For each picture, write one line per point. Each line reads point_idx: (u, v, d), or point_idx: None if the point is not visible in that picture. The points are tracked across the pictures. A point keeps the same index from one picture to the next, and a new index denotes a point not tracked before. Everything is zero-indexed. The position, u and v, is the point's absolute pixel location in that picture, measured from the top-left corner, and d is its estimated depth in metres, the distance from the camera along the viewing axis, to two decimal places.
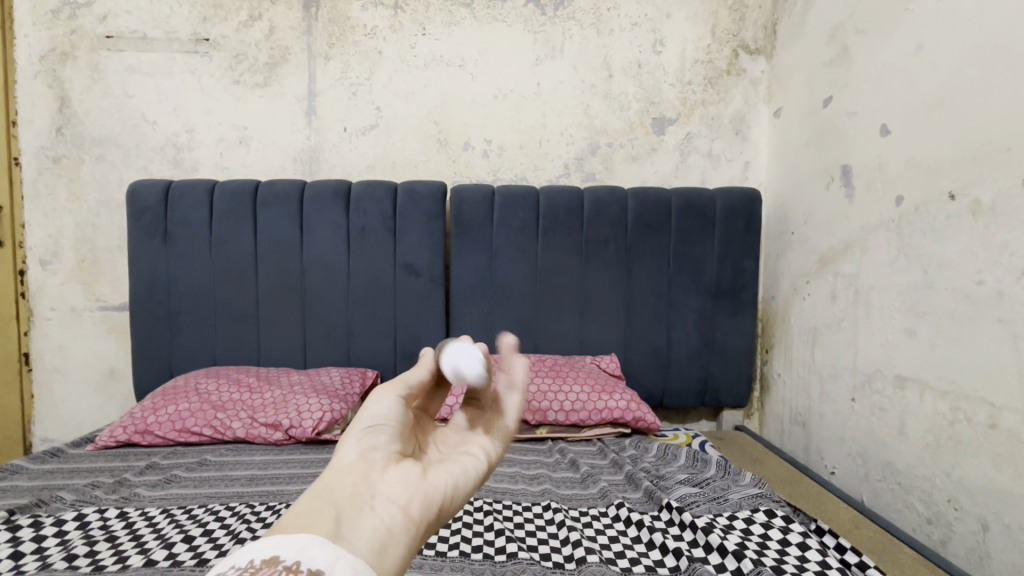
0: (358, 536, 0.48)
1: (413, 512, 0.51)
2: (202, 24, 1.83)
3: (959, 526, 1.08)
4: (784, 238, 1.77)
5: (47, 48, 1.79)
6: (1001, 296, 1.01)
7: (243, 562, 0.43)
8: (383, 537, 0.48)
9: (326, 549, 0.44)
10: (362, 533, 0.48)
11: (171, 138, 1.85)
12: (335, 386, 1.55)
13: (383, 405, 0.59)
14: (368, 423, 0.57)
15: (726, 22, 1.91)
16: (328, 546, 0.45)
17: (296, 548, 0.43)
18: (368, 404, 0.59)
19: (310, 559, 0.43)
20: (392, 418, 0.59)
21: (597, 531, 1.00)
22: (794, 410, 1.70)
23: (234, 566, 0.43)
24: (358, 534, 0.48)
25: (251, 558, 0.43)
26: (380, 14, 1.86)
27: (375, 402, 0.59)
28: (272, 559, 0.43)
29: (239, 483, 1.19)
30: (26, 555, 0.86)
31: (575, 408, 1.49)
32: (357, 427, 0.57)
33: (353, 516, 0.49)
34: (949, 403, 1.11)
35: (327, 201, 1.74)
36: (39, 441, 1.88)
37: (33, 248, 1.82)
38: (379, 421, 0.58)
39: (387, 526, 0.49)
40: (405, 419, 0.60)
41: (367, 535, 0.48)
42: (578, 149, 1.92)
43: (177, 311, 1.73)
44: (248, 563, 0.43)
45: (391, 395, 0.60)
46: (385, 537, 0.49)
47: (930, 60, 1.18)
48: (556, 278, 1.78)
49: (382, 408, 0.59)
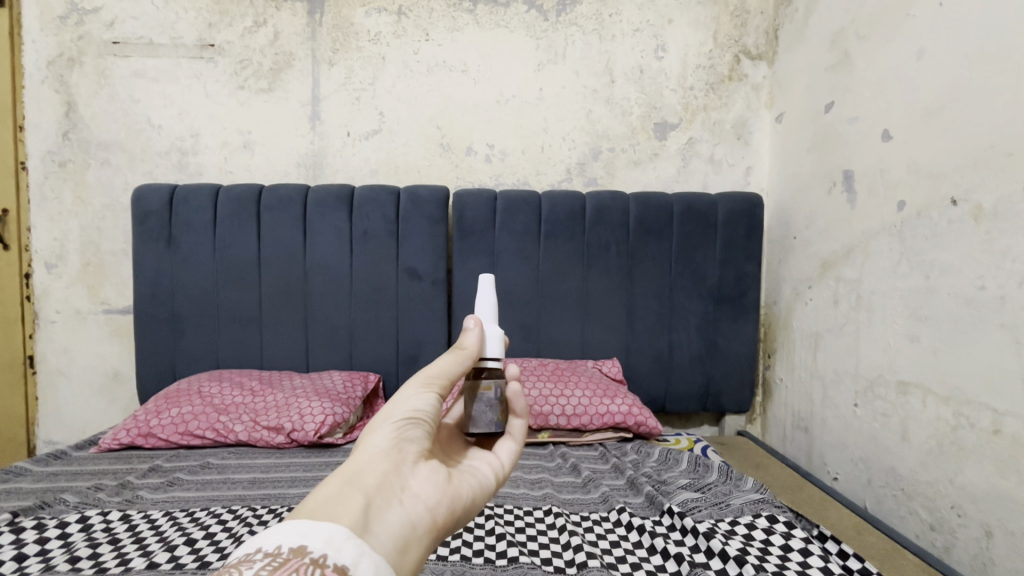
0: (385, 529, 0.48)
1: (437, 515, 0.52)
2: (207, 29, 1.85)
3: (963, 532, 1.08)
4: (786, 243, 1.77)
5: (55, 54, 1.81)
6: (1003, 301, 1.01)
7: (271, 547, 0.43)
8: (406, 534, 0.49)
9: (351, 544, 0.44)
10: (389, 526, 0.48)
11: (176, 143, 1.87)
12: (337, 390, 1.55)
13: (425, 400, 0.58)
14: (408, 414, 0.56)
15: (728, 27, 1.92)
16: (354, 541, 0.45)
17: (324, 539, 0.43)
18: (405, 393, 0.58)
19: (337, 553, 0.43)
20: (430, 415, 0.58)
21: (600, 536, 1.00)
22: (796, 415, 1.70)
23: (261, 549, 0.43)
24: (385, 527, 0.48)
25: (279, 543, 0.43)
26: (384, 20, 1.87)
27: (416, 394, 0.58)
28: (300, 549, 0.43)
29: (241, 486, 1.19)
30: (30, 557, 0.87)
31: (576, 412, 1.49)
32: (397, 413, 0.56)
33: (382, 507, 0.49)
34: (952, 408, 1.11)
35: (331, 206, 1.75)
36: (42, 443, 1.89)
37: (38, 252, 1.84)
38: (419, 416, 0.57)
39: (412, 523, 0.50)
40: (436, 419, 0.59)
41: (394, 529, 0.48)
42: (579, 154, 1.93)
43: (181, 315, 1.74)
44: (275, 548, 0.43)
45: (435, 394, 0.60)
46: (410, 533, 0.49)
47: (931, 66, 1.19)
48: (558, 282, 1.79)
49: (423, 403, 0.58)
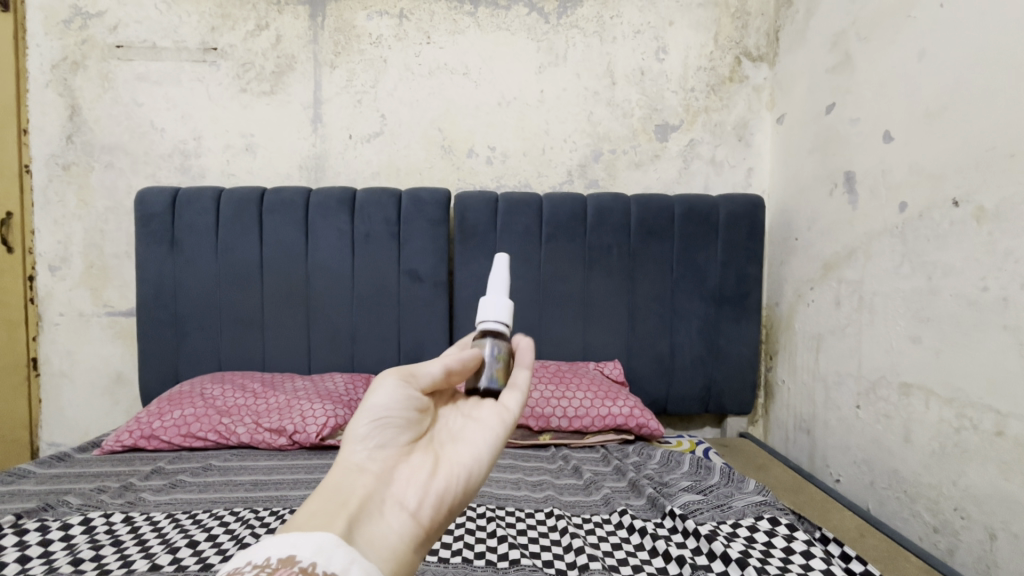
0: (370, 539, 0.51)
1: (423, 516, 0.54)
2: (210, 33, 1.86)
3: (966, 534, 1.07)
4: (788, 244, 1.77)
5: (59, 58, 1.82)
6: (1006, 302, 1.00)
7: (260, 560, 0.44)
8: (393, 538, 0.52)
9: (339, 553, 0.45)
10: (373, 535, 0.51)
11: (179, 146, 1.87)
12: (339, 392, 1.55)
13: (393, 396, 0.60)
14: (378, 417, 0.59)
15: (729, 29, 1.92)
16: (343, 549, 0.46)
17: (312, 549, 0.45)
18: (371, 394, 0.60)
19: (325, 561, 0.44)
20: (399, 412, 0.60)
21: (601, 538, 1.00)
22: (798, 416, 1.69)
23: (250, 563, 0.44)
24: (369, 537, 0.51)
25: (268, 556, 0.44)
26: (385, 23, 1.88)
27: (382, 394, 0.60)
28: (289, 559, 0.44)
29: (243, 488, 1.19)
30: (34, 558, 0.87)
31: (578, 414, 1.49)
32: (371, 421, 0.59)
33: (365, 518, 0.52)
34: (955, 410, 1.11)
35: (332, 208, 1.75)
36: (45, 445, 1.89)
37: (42, 255, 1.85)
38: (388, 417, 0.59)
39: (397, 530, 0.53)
40: (414, 413, 0.61)
41: (378, 537, 0.51)
42: (581, 156, 1.93)
43: (184, 317, 1.75)
44: (264, 560, 0.44)
45: (404, 390, 0.61)
46: (396, 540, 0.52)
47: (932, 67, 1.19)
48: (560, 284, 1.79)
49: (392, 402, 0.60)
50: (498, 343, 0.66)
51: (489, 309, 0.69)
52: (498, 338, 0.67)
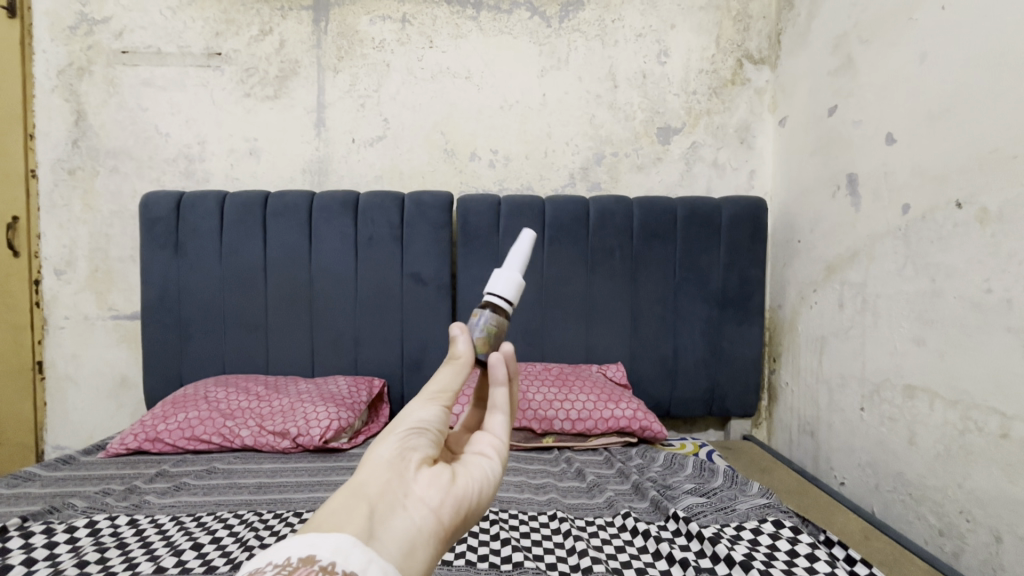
0: (391, 535, 0.44)
1: (443, 515, 0.48)
2: (214, 38, 1.87)
3: (972, 537, 1.07)
4: (791, 247, 1.77)
5: (65, 63, 1.84)
6: (1010, 304, 1.00)
7: (280, 560, 0.40)
8: (414, 537, 0.45)
9: (359, 550, 0.41)
10: (395, 531, 0.45)
11: (184, 150, 1.89)
12: (342, 395, 1.56)
13: (429, 411, 0.56)
14: (410, 425, 0.53)
15: (731, 32, 1.93)
16: (361, 547, 0.41)
17: (332, 547, 0.40)
18: (409, 408, 0.56)
19: (345, 559, 0.40)
20: (434, 425, 0.55)
21: (605, 540, 1.00)
22: (802, 419, 1.69)
23: (269, 563, 0.40)
24: (391, 533, 0.44)
25: (288, 556, 0.40)
26: (388, 27, 1.89)
27: (418, 408, 0.56)
28: (309, 557, 0.40)
29: (247, 491, 1.19)
30: (39, 561, 0.88)
31: (581, 416, 1.49)
32: (397, 425, 0.53)
33: (388, 513, 0.45)
34: (960, 412, 1.10)
35: (336, 211, 1.76)
36: (51, 448, 1.90)
37: (48, 259, 1.86)
38: (422, 425, 0.54)
39: (418, 528, 0.46)
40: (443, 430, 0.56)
41: (400, 534, 0.45)
42: (583, 159, 1.93)
43: (188, 320, 1.76)
44: (285, 560, 0.40)
45: (438, 404, 0.57)
46: (415, 538, 0.46)
47: (934, 68, 1.19)
48: (562, 286, 1.79)
49: (426, 413, 0.55)
50: (492, 315, 0.63)
51: (497, 281, 0.64)
52: (496, 311, 0.63)
